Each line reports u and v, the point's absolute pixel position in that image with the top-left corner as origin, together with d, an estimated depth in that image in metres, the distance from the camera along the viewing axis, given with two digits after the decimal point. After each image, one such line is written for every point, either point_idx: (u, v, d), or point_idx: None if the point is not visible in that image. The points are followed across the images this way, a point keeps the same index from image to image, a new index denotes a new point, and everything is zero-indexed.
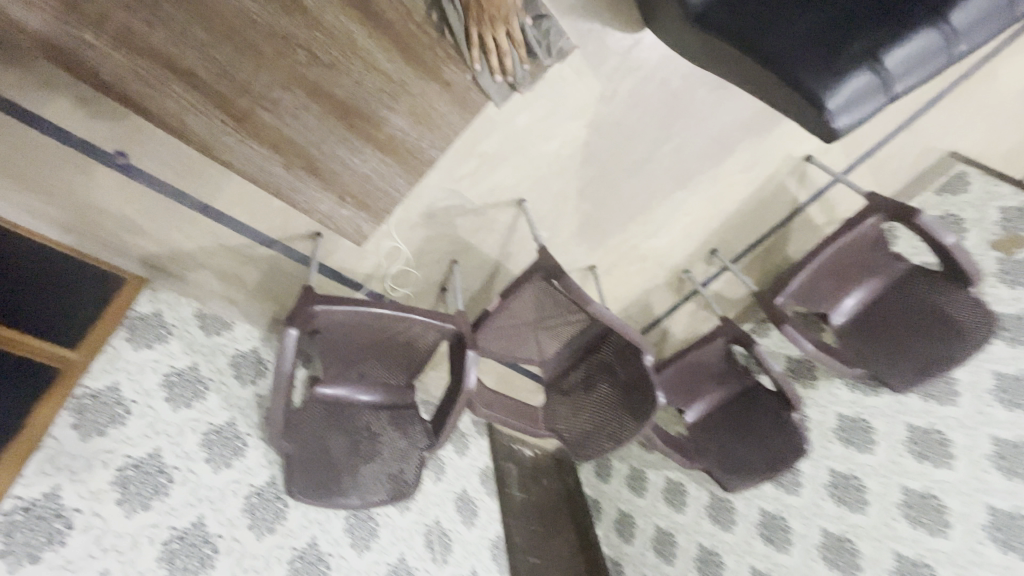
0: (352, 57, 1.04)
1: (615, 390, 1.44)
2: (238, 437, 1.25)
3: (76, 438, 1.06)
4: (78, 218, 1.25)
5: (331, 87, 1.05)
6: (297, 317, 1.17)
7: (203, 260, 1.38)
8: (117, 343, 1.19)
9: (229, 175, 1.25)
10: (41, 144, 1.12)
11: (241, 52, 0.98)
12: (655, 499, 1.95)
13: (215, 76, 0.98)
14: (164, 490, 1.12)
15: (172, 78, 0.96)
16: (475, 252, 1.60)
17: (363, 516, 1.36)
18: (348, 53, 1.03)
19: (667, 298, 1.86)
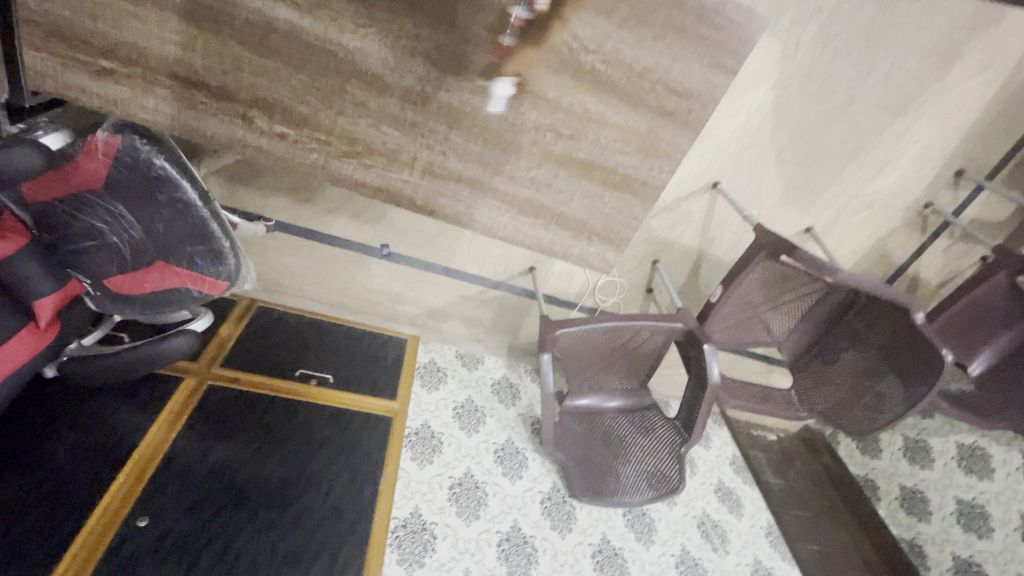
0: (556, 114, 0.74)
1: (870, 354, 1.37)
2: (517, 451, 1.46)
3: (415, 465, 1.31)
4: (362, 301, 1.64)
5: (546, 145, 0.77)
6: (547, 344, 1.31)
7: (450, 311, 1.69)
8: (417, 389, 1.49)
9: (459, 239, 1.51)
10: (331, 252, 1.52)
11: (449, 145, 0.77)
12: (947, 469, 1.73)
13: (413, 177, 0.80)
14: (484, 501, 1.32)
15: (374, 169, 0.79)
16: (675, 247, 1.61)
17: (638, 512, 1.46)
18: (574, 115, 0.75)
19: (909, 241, 1.61)
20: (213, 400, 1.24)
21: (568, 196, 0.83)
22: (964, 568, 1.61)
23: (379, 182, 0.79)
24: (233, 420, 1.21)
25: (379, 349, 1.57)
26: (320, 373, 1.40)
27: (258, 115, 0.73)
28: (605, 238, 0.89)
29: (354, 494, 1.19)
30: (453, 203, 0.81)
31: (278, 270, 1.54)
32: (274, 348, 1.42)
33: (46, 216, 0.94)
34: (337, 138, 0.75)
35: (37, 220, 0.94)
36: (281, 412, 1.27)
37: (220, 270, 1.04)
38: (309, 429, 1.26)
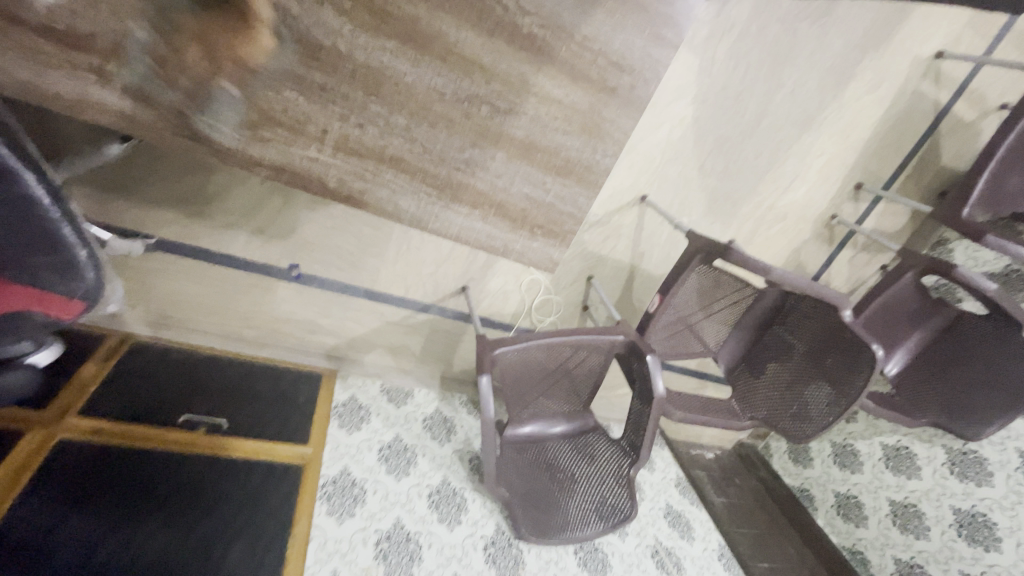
0: (492, 83, 0.67)
1: (799, 359, 1.39)
2: (455, 493, 1.29)
3: (333, 520, 1.10)
4: (269, 332, 1.42)
5: (483, 120, 0.69)
6: (485, 364, 1.18)
7: (373, 340, 1.51)
8: (334, 429, 1.28)
9: (383, 257, 1.37)
10: (231, 276, 1.31)
11: (359, 120, 0.65)
12: (876, 470, 1.74)
13: (318, 155, 0.66)
14: (418, 555, 1.13)
15: (269, 144, 0.64)
16: (609, 262, 1.58)
17: (590, 547, 1.33)
18: (512, 87, 0.68)
19: (819, 251, 1.71)
20: (65, 460, 0.96)
21: (507, 180, 0.74)
22: (906, 570, 1.60)
23: (281, 160, 0.65)
24: (91, 483, 0.94)
25: (290, 387, 1.35)
26: (213, 418, 1.16)
27: (117, 69, 0.58)
28: (549, 230, 0.80)
29: (256, 564, 0.96)
30: (374, 187, 0.69)
31: (161, 300, 1.30)
32: (154, 391, 1.17)
33: None
34: (225, 103, 0.61)
35: None
36: (161, 469, 1.02)
37: (76, 287, 0.83)
38: (195, 487, 1.01)
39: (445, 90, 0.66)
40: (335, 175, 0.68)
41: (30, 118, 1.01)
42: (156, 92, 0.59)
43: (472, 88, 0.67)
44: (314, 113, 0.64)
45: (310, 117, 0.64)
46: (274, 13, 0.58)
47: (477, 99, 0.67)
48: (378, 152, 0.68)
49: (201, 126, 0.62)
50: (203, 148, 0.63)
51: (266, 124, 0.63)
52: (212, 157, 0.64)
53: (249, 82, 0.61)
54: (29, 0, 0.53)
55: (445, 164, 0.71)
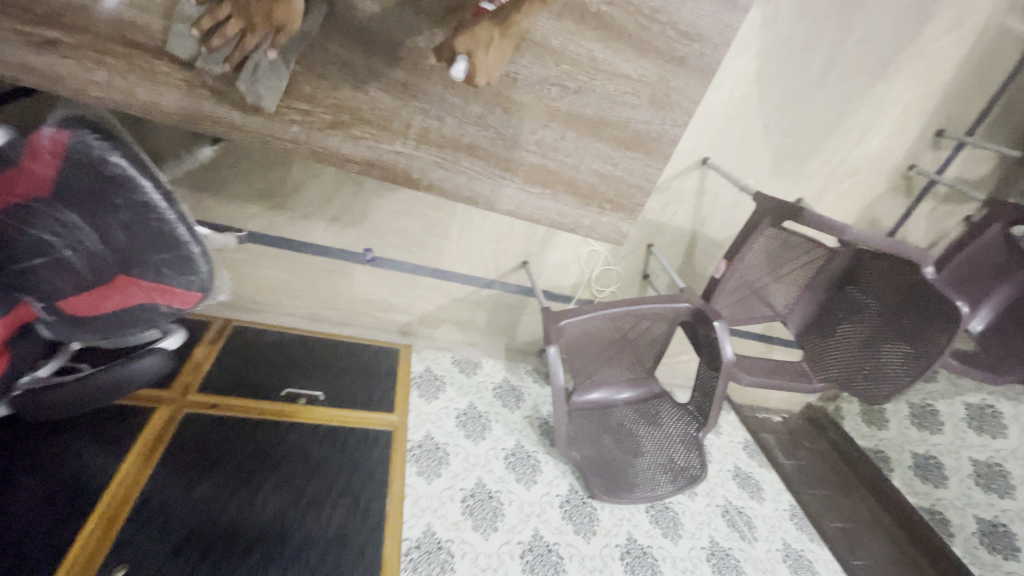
0: (559, 65, 0.69)
1: (873, 320, 1.34)
2: (529, 456, 1.37)
3: (422, 479, 1.20)
4: (348, 312, 1.53)
5: (551, 102, 0.71)
6: (552, 335, 1.23)
7: (442, 316, 1.60)
8: (415, 398, 1.39)
9: (447, 237, 1.44)
10: (314, 263, 1.42)
11: (438, 112, 0.70)
12: (958, 430, 1.67)
13: (400, 148, 0.71)
14: (500, 511, 1.20)
15: (357, 141, 0.69)
16: (669, 229, 1.57)
17: (661, 506, 1.37)
18: (578, 67, 0.70)
19: (895, 205, 1.62)
20: (194, 429, 1.11)
21: (576, 158, 0.76)
22: (991, 531, 1.54)
23: (370, 156, 0.71)
24: (216, 448, 1.09)
25: (372, 361, 1.46)
26: (310, 391, 1.29)
27: (228, 84, 0.65)
28: (618, 204, 0.82)
29: (360, 520, 1.06)
30: (453, 175, 0.74)
31: (254, 287, 1.43)
32: (257, 369, 1.31)
33: None
34: (321, 106, 0.67)
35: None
36: (272, 435, 1.15)
37: (190, 280, 0.93)
38: (302, 451, 1.14)
39: (515, 76, 0.69)
40: (416, 166, 0.72)
41: (136, 130, 1.13)
42: (260, 101, 0.66)
43: (540, 72, 0.69)
44: (397, 110, 0.69)
45: (393, 112, 0.69)
46: (359, 19, 0.63)
47: (545, 82, 0.70)
48: (454, 140, 0.72)
49: (299, 130, 0.68)
50: (301, 150, 0.69)
51: (355, 123, 0.68)
52: (308, 158, 0.70)
53: (340, 86, 0.66)
54: (156, 30, 0.61)
55: (518, 147, 0.74)
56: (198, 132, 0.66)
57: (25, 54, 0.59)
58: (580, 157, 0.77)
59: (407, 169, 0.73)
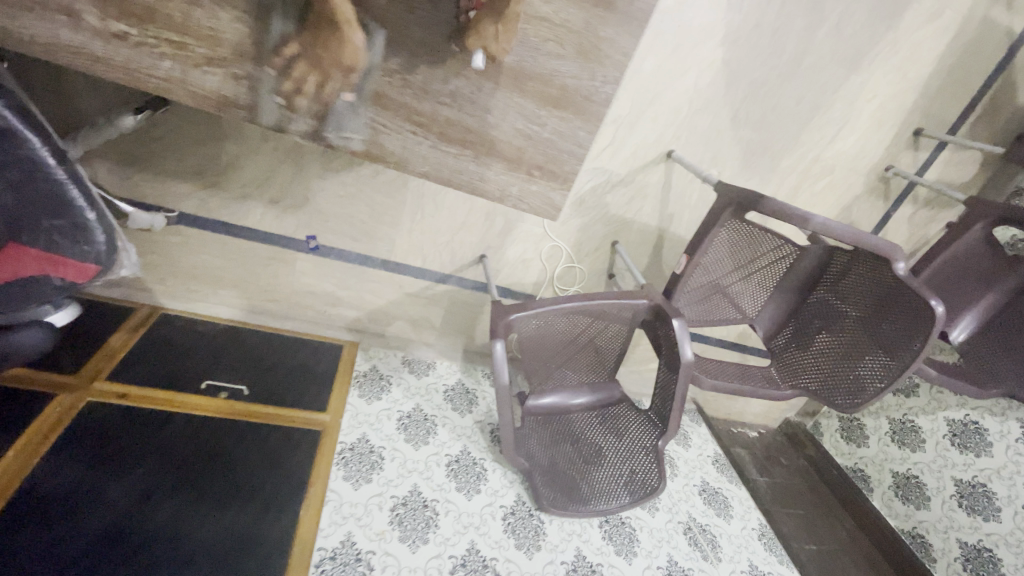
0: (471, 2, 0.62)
1: (849, 327, 1.25)
2: (474, 462, 1.26)
3: (349, 485, 1.09)
4: (291, 305, 1.44)
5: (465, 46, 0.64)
6: (500, 330, 1.13)
7: (394, 313, 1.50)
8: (353, 397, 1.29)
9: (398, 226, 1.35)
10: (253, 250, 1.33)
11: (333, 51, 0.62)
12: (940, 448, 1.56)
13: (292, 93, 0.63)
14: (434, 522, 1.09)
15: (242, 81, 0.61)
16: (635, 226, 1.49)
17: (616, 521, 1.26)
18: None
19: (872, 208, 1.55)
20: (92, 421, 1.00)
21: (498, 115, 0.69)
22: (975, 557, 1.41)
23: (259, 101, 0.63)
24: (117, 441, 0.98)
25: (311, 358, 1.36)
26: (235, 385, 1.18)
27: (88, 8, 0.57)
28: (548, 171, 0.74)
29: (269, 527, 0.95)
30: (357, 127, 0.66)
31: (186, 274, 1.33)
32: (179, 360, 1.20)
33: None
34: (195, 38, 0.59)
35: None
36: (185, 431, 1.04)
37: (86, 252, 0.83)
38: (214, 449, 1.03)
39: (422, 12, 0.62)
40: (311, 115, 0.64)
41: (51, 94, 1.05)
42: (124, 29, 0.58)
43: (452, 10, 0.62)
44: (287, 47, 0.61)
45: (282, 50, 0.61)
46: None
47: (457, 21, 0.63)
48: (355, 87, 0.64)
49: (171, 65, 0.60)
50: (176, 91, 0.61)
51: (237, 60, 0.61)
52: (184, 99, 0.62)
53: (218, 15, 0.59)
54: None
55: (429, 98, 0.67)
56: (53, 62, 0.58)
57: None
58: (502, 115, 0.69)
59: (301, 118, 0.64)
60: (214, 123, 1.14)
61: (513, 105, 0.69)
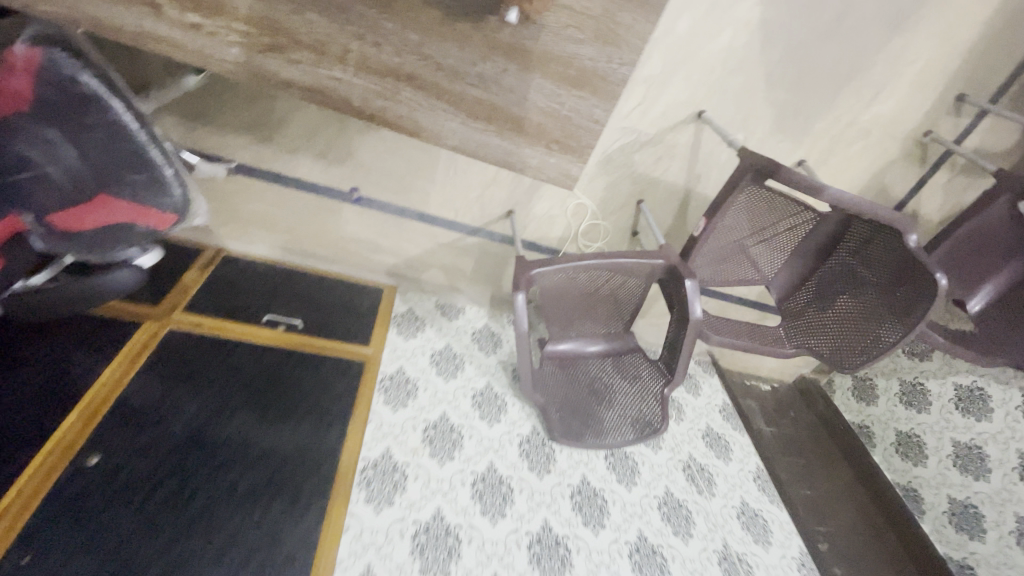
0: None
1: (866, 290, 1.27)
2: (496, 397, 1.41)
3: (388, 408, 1.26)
4: (337, 251, 1.58)
5: (491, 31, 0.70)
6: (522, 282, 1.24)
7: (428, 261, 1.63)
8: (392, 334, 1.45)
9: (432, 180, 1.44)
10: (303, 199, 1.46)
11: (374, 37, 0.70)
12: (945, 411, 1.61)
13: (339, 75, 0.71)
14: (460, 443, 1.26)
15: (297, 65, 0.70)
16: (661, 185, 1.52)
17: (620, 455, 1.40)
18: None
19: (909, 172, 1.52)
20: (175, 345, 1.18)
21: (521, 94, 0.75)
22: (960, 510, 1.52)
23: (310, 82, 0.72)
24: (194, 362, 1.17)
25: (353, 298, 1.52)
26: (290, 319, 1.36)
27: (169, 2, 0.66)
28: (566, 145, 0.81)
29: (322, 437, 1.13)
30: (395, 105, 0.75)
31: (245, 219, 1.49)
32: (241, 296, 1.38)
33: None
34: (258, 28, 0.68)
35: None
36: (250, 357, 1.23)
37: (164, 202, 0.98)
38: (276, 373, 1.21)
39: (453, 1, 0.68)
40: (355, 94, 0.73)
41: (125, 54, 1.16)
42: (199, 21, 0.67)
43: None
44: (334, 34, 0.69)
45: (330, 38, 0.69)
46: None
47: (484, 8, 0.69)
48: (393, 69, 0.72)
49: (238, 52, 0.69)
50: (242, 74, 0.71)
51: (293, 46, 0.69)
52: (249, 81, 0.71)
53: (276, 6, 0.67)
54: None
55: (458, 79, 0.73)
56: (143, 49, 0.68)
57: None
58: (524, 94, 0.75)
59: (346, 98, 0.73)
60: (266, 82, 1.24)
61: (534, 86, 0.75)
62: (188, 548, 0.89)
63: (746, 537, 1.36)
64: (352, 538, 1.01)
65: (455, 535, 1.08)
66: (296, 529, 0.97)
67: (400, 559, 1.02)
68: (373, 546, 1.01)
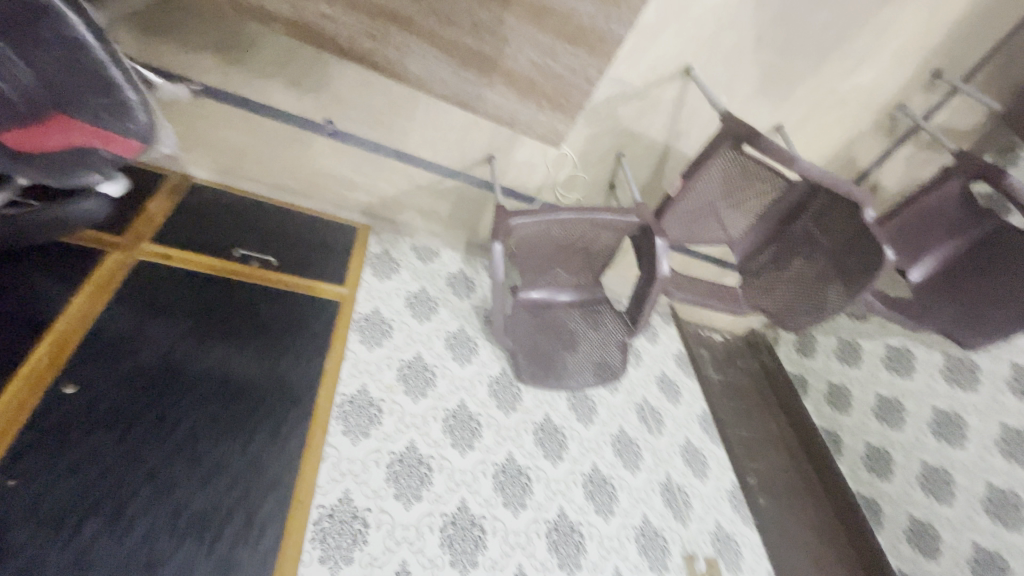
0: None
1: (820, 257, 1.35)
2: (469, 339, 1.47)
3: (364, 347, 1.30)
4: (310, 186, 1.54)
5: None
6: (500, 232, 1.26)
7: (404, 201, 1.61)
8: (366, 274, 1.46)
9: (412, 119, 1.40)
10: (275, 130, 1.40)
11: None
12: (874, 368, 1.77)
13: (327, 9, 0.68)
14: (432, 382, 1.32)
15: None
16: (642, 140, 1.53)
17: (581, 396, 1.49)
18: None
19: (876, 143, 1.59)
20: (144, 277, 1.16)
21: (516, 47, 0.74)
22: (874, 455, 1.71)
23: (296, 16, 0.68)
24: (167, 295, 1.16)
25: (328, 236, 1.50)
26: (264, 255, 1.34)
27: None
28: (557, 103, 0.81)
29: (300, 373, 1.17)
30: (385, 48, 0.72)
31: (213, 146, 1.42)
32: (211, 228, 1.35)
33: None
34: None
35: None
36: (224, 292, 1.22)
37: (127, 127, 0.88)
38: (251, 308, 1.22)
39: None
40: (344, 31, 0.70)
41: None
42: None
43: None
44: None
45: None
46: None
47: None
48: (383, 8, 0.69)
49: None
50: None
51: None
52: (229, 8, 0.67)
53: None
54: None
55: (452, 25, 0.71)
56: None
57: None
58: (519, 47, 0.74)
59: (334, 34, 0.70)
60: None
61: (530, 36, 0.73)
62: (174, 474, 0.93)
63: (686, 470, 1.50)
64: (331, 466, 1.08)
65: (427, 464, 1.17)
66: (278, 458, 1.03)
67: (376, 484, 1.09)
68: (350, 473, 1.08)
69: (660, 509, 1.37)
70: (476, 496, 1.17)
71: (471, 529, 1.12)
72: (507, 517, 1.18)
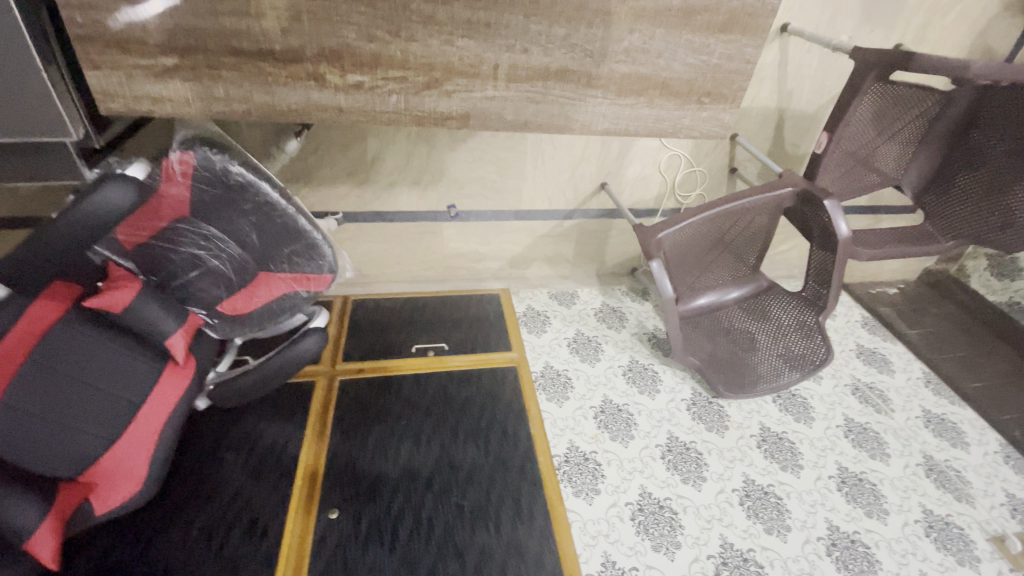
0: None
1: (998, 164, 1.20)
2: (646, 367, 1.41)
3: (555, 405, 1.28)
4: (444, 269, 1.61)
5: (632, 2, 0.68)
6: (653, 250, 1.20)
7: (532, 255, 1.64)
8: (527, 334, 1.47)
9: (523, 175, 1.44)
10: (406, 230, 1.49)
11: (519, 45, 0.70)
12: None
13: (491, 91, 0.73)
14: (633, 421, 1.26)
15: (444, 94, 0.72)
16: (752, 113, 1.45)
17: (788, 395, 1.36)
18: None
19: (1014, 25, 1.40)
20: (349, 395, 1.24)
21: (667, 57, 0.74)
22: None
23: (465, 107, 0.74)
24: (372, 406, 1.22)
25: (478, 309, 1.55)
26: (437, 343, 1.40)
27: (329, 70, 0.69)
28: (717, 94, 0.79)
29: (514, 444, 1.17)
30: (546, 105, 0.76)
31: (359, 259, 1.53)
32: (383, 329, 1.43)
33: (148, 259, 0.82)
34: (413, 70, 0.70)
35: (139, 265, 0.82)
36: (419, 387, 1.27)
37: (320, 265, 0.89)
38: (445, 394, 1.26)
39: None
40: (511, 99, 0.74)
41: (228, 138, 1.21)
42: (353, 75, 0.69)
43: None
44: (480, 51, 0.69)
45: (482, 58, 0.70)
46: None
47: None
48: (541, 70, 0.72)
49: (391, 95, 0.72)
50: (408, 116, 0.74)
51: (445, 77, 0.71)
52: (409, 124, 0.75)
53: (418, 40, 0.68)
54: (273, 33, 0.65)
55: (607, 63, 0.73)
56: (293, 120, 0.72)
57: (177, 97, 0.69)
58: (668, 55, 0.73)
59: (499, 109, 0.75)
60: (356, 126, 1.25)
61: (680, 38, 0.72)
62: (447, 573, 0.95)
63: (942, 443, 1.29)
64: (581, 530, 1.04)
65: (669, 507, 1.10)
66: (529, 534, 1.01)
67: (630, 540, 1.04)
68: (601, 535, 1.04)
69: (936, 494, 1.18)
70: (734, 529, 1.07)
71: (746, 566, 1.02)
72: (778, 544, 1.06)
